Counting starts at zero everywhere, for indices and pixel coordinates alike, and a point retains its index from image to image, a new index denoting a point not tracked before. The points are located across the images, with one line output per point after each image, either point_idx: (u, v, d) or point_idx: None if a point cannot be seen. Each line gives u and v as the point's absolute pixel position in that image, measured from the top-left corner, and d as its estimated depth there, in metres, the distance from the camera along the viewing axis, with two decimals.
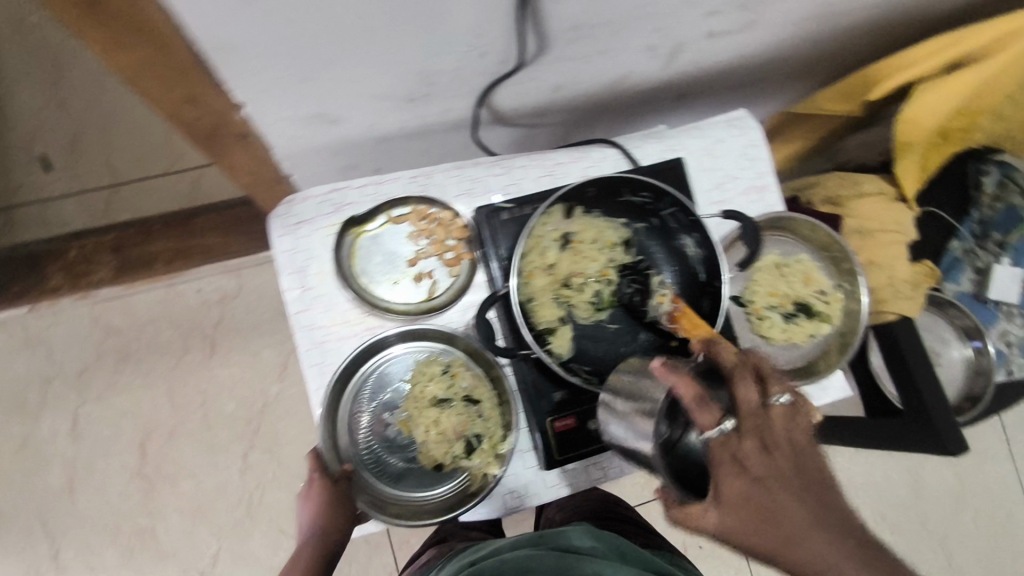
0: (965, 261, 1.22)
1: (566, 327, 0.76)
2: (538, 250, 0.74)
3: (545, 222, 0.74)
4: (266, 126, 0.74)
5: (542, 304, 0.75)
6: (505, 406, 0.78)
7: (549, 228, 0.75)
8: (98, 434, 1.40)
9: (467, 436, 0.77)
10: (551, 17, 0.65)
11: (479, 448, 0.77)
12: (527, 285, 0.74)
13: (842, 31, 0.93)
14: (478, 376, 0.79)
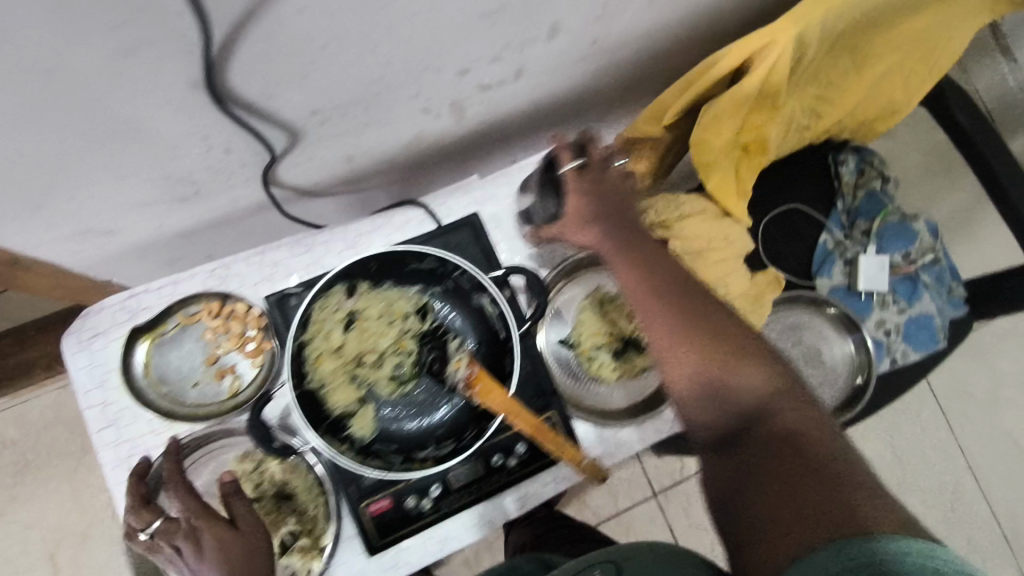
0: (836, 254, 1.21)
1: (368, 406, 0.75)
2: (324, 336, 0.73)
3: (324, 306, 0.72)
4: (33, 248, 0.74)
5: (337, 389, 0.73)
6: (320, 497, 0.75)
7: (333, 310, 0.73)
8: (6, 551, 1.37)
9: (281, 536, 0.75)
10: (277, 109, 0.65)
11: (296, 546, 0.75)
12: (315, 373, 0.72)
13: (636, 58, 0.93)
14: (291, 469, 0.76)
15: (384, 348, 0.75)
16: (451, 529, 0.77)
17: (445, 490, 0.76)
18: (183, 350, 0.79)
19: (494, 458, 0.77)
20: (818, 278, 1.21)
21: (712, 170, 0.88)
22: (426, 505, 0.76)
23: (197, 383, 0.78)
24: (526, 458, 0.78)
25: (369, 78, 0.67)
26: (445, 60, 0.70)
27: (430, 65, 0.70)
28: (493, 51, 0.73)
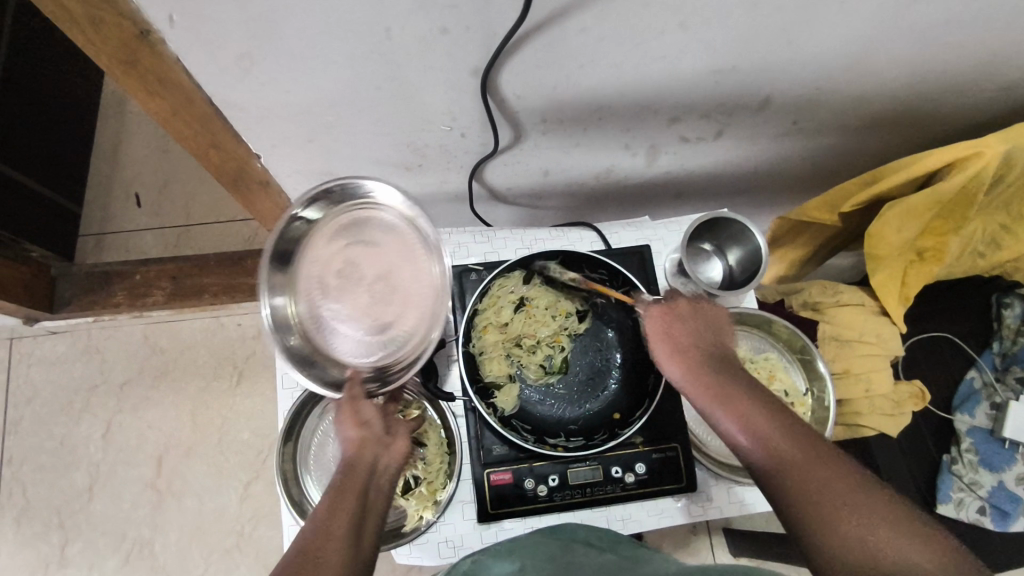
0: (982, 394, 1.17)
1: (515, 384, 0.82)
2: (498, 306, 0.82)
3: (504, 281, 0.83)
4: (284, 178, 0.88)
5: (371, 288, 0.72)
6: (451, 457, 0.83)
7: (509, 294, 0.83)
8: (126, 441, 1.51)
9: (405, 475, 0.81)
10: (518, 110, 0.75)
11: (417, 490, 0.82)
12: (479, 339, 0.81)
13: (828, 149, 0.98)
14: (429, 422, 0.85)
15: (540, 336, 0.83)
16: (552, 520, 0.83)
17: (559, 484, 0.81)
18: None
19: (614, 469, 0.82)
20: (957, 414, 1.16)
21: (882, 265, 0.90)
22: (541, 493, 0.81)
23: None
24: (644, 479, 0.82)
25: (597, 100, 0.75)
26: (670, 101, 0.78)
27: (649, 103, 0.78)
28: (705, 108, 0.80)
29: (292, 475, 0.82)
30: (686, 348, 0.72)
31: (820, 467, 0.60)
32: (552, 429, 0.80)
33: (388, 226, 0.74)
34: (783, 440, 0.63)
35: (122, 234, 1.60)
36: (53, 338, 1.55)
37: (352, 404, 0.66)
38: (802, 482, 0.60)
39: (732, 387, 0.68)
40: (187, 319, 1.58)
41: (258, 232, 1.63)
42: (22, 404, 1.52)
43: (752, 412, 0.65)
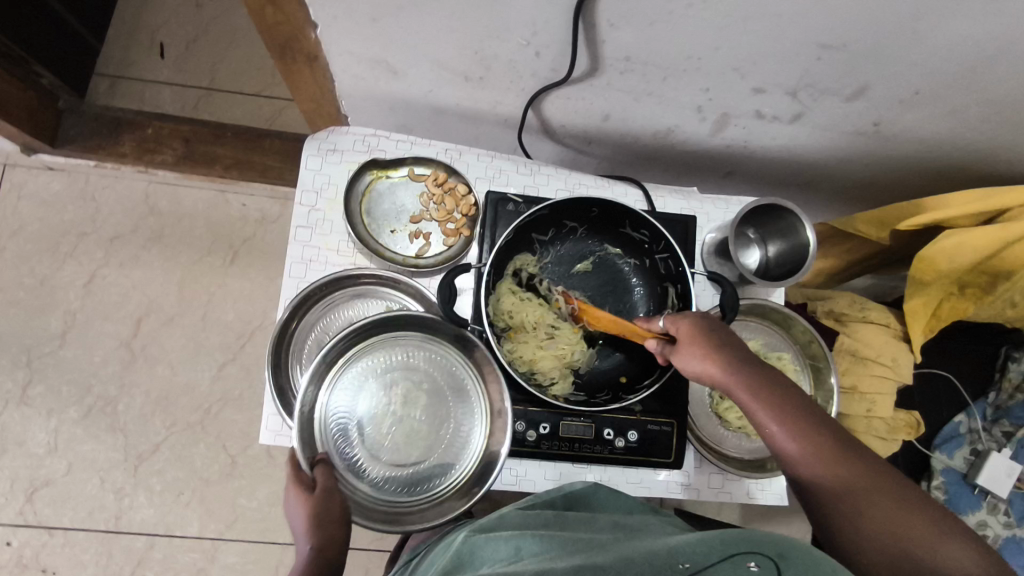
0: (965, 439, 1.18)
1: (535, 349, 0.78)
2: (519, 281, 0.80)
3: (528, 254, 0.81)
4: (335, 56, 0.81)
5: (393, 457, 0.76)
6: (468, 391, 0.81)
7: (540, 246, 0.81)
8: (107, 297, 1.47)
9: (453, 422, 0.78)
10: (604, 41, 0.70)
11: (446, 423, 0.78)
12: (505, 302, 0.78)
13: (896, 162, 0.94)
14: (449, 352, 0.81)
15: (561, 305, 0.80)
16: (532, 468, 0.82)
17: (549, 433, 0.80)
18: (396, 200, 0.86)
19: (606, 431, 0.80)
20: (936, 452, 1.17)
21: (921, 292, 0.88)
22: (529, 438, 0.79)
23: (394, 231, 0.86)
24: (633, 447, 0.81)
25: (690, 49, 0.70)
26: (761, 70, 0.73)
27: (740, 66, 0.73)
28: (794, 84, 0.76)
29: (283, 362, 0.81)
30: (723, 355, 0.67)
31: (866, 489, 0.62)
32: (568, 385, 0.79)
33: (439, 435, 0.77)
34: (838, 465, 0.63)
35: (139, 83, 1.52)
36: (49, 175, 1.48)
37: (324, 496, 0.66)
38: (841, 504, 0.62)
39: (791, 404, 0.66)
40: (190, 187, 1.52)
41: (282, 114, 1.55)
42: (6, 235, 1.46)
43: (812, 432, 0.64)
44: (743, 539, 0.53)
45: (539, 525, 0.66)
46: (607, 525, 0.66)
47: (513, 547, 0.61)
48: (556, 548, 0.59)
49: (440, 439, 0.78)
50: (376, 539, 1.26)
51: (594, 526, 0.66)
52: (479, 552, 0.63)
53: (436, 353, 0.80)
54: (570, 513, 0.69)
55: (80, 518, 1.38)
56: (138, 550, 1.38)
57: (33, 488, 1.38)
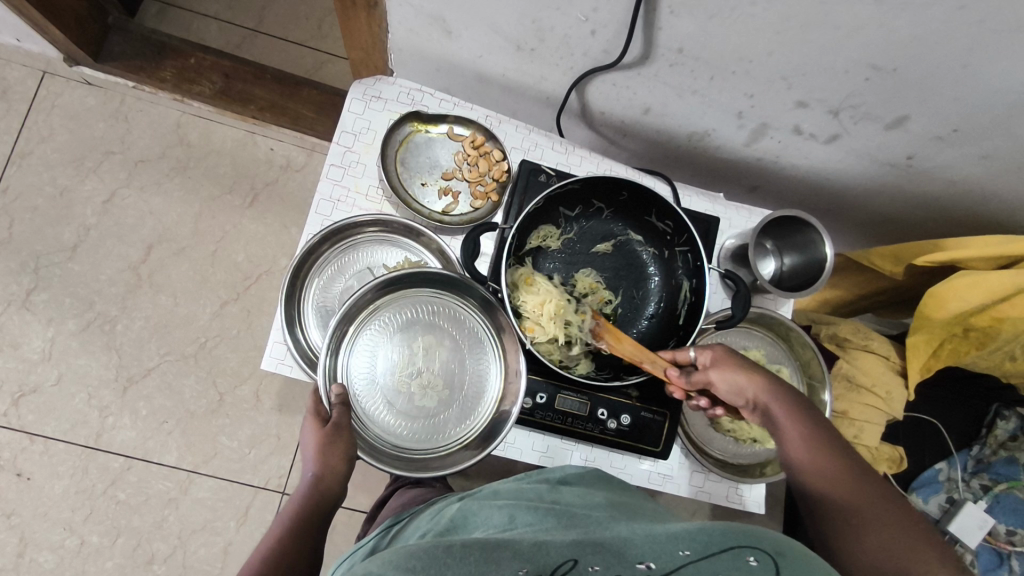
0: (943, 485, 1.19)
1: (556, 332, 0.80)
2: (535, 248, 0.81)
3: (549, 228, 0.81)
4: (395, 7, 0.83)
5: (409, 403, 0.80)
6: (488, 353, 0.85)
7: (566, 221, 0.82)
8: (124, 218, 1.48)
9: (463, 379, 0.82)
10: (662, 28, 0.71)
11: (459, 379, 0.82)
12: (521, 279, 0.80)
13: (920, 200, 0.95)
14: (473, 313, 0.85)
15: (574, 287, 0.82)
16: (521, 436, 0.83)
17: (544, 404, 0.81)
18: (432, 154, 0.88)
19: (601, 411, 0.81)
20: (913, 493, 1.19)
21: (924, 327, 0.88)
22: (525, 405, 0.81)
23: (425, 184, 0.87)
24: (624, 431, 0.82)
25: (743, 49, 0.71)
26: (809, 82, 0.74)
27: (788, 75, 0.74)
28: (837, 103, 0.77)
29: (296, 290, 0.82)
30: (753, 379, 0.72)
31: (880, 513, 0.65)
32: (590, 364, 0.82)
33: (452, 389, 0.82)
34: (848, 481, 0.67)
35: (188, 14, 1.53)
36: (86, 90, 1.49)
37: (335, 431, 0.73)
38: (855, 515, 0.65)
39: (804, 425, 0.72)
40: (221, 124, 1.53)
41: (323, 67, 1.56)
42: (34, 140, 1.47)
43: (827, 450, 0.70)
44: (744, 534, 0.53)
45: (533, 498, 0.68)
46: (601, 504, 0.67)
47: (508, 517, 0.64)
48: (549, 519, 0.61)
49: (455, 394, 0.82)
50: (350, 495, 1.27)
51: (588, 502, 0.67)
52: (475, 517, 0.66)
53: (459, 313, 0.84)
54: (565, 488, 0.70)
55: (62, 430, 1.38)
56: (113, 470, 1.39)
57: (20, 393, 1.38)
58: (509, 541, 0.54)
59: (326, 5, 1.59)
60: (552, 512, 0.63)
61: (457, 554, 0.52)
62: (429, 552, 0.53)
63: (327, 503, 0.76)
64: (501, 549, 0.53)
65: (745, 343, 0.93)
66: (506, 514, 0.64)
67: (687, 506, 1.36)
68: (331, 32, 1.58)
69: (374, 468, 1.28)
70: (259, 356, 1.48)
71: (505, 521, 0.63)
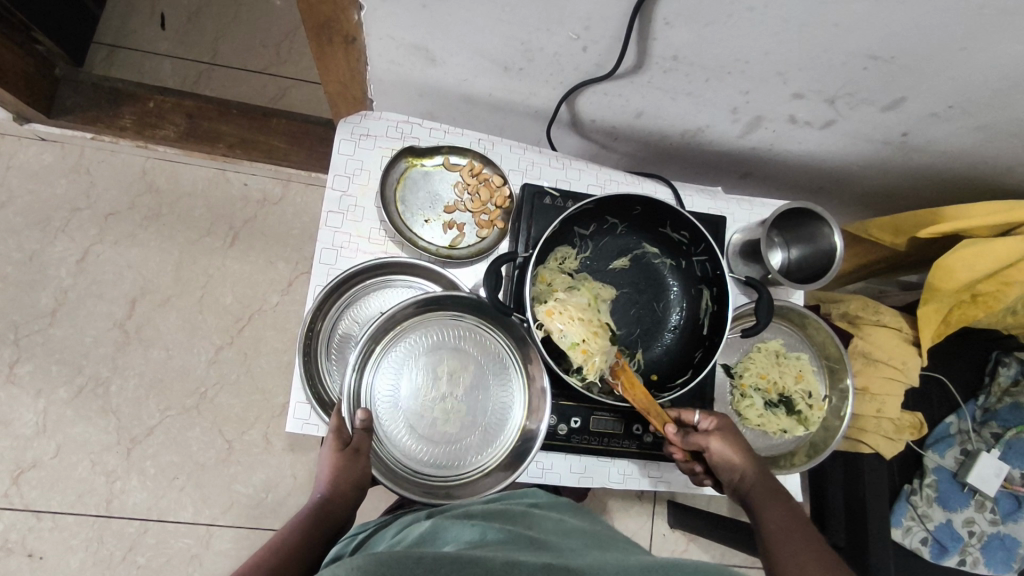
0: (955, 438, 1.22)
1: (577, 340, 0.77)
2: (556, 272, 0.80)
3: (566, 249, 0.80)
4: (375, 40, 0.80)
5: (432, 433, 0.79)
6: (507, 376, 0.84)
7: (582, 239, 0.81)
8: (101, 275, 1.42)
9: (483, 405, 0.81)
10: (657, 38, 0.70)
11: (479, 406, 0.81)
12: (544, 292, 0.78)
13: (913, 171, 0.96)
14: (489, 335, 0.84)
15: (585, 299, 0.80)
16: (557, 461, 0.82)
17: (578, 427, 0.80)
18: (431, 188, 0.85)
19: (635, 426, 0.81)
20: (928, 451, 1.21)
21: (934, 297, 0.90)
22: (560, 432, 0.80)
23: (428, 220, 0.85)
24: (659, 442, 0.83)
25: (739, 50, 0.70)
26: (805, 76, 0.74)
27: (785, 71, 0.73)
28: (833, 92, 0.77)
29: (312, 342, 0.79)
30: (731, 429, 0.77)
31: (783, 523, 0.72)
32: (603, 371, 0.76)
33: (473, 415, 0.81)
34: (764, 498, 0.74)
35: (139, 54, 1.47)
36: (41, 146, 1.42)
37: (361, 448, 0.72)
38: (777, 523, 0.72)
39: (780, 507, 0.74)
40: (190, 164, 1.48)
41: (287, 93, 1.51)
42: None
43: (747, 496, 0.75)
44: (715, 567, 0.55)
45: (504, 519, 0.68)
46: (571, 531, 0.67)
47: (477, 536, 0.63)
48: (519, 541, 0.62)
49: (476, 421, 0.81)
50: None
51: (561, 529, 0.67)
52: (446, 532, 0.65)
53: (480, 338, 0.83)
54: (536, 511, 0.72)
55: (69, 502, 1.34)
56: (129, 535, 1.35)
57: (19, 470, 1.33)
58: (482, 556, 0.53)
59: (282, 29, 1.54)
60: (523, 533, 0.63)
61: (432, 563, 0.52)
62: (404, 558, 0.52)
63: (333, 526, 0.72)
64: (474, 562, 0.52)
65: (763, 335, 0.93)
66: (478, 529, 0.64)
67: None
68: (291, 55, 1.53)
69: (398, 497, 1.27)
70: (263, 398, 1.44)
71: (476, 536, 0.63)
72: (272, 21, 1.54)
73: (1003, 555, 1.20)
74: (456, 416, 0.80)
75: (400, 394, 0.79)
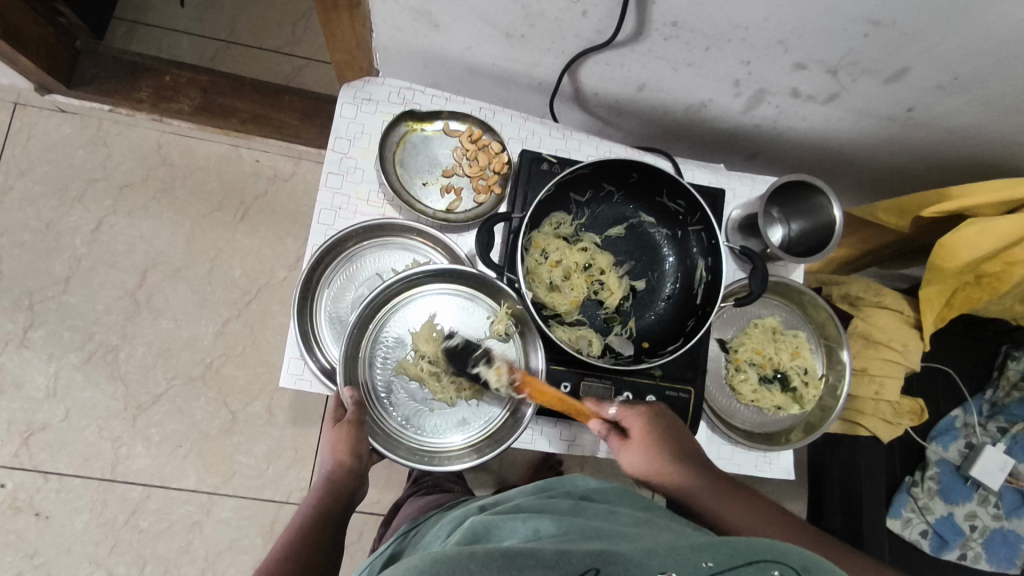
0: (961, 432, 1.20)
1: (562, 306, 0.79)
2: (551, 237, 0.80)
3: (563, 214, 0.81)
4: (378, 4, 0.80)
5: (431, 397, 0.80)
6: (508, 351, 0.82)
7: (577, 206, 0.81)
8: (114, 245, 1.45)
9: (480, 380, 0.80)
10: (656, 2, 0.70)
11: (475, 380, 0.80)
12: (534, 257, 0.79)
13: (920, 151, 0.95)
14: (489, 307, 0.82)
15: (581, 265, 0.81)
16: (547, 427, 0.82)
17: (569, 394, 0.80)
18: (431, 152, 0.86)
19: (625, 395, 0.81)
20: (931, 443, 1.19)
21: (937, 277, 0.89)
22: None
23: (426, 184, 0.86)
24: None
25: (740, 15, 0.70)
26: (805, 45, 0.74)
27: (786, 39, 0.73)
28: (835, 62, 0.76)
29: (309, 301, 0.81)
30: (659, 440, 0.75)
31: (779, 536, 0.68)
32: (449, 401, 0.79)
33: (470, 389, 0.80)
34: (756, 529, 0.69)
35: (157, 31, 1.50)
36: (61, 118, 1.46)
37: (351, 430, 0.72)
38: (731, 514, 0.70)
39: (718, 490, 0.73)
40: (203, 139, 1.50)
41: (301, 72, 1.53)
42: (13, 175, 1.44)
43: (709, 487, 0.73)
44: (771, 548, 0.50)
45: (554, 508, 0.64)
46: (624, 515, 0.64)
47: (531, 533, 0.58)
48: (553, 508, 0.64)
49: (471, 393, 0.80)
50: (374, 502, 1.26)
51: (617, 519, 0.63)
52: (496, 524, 0.62)
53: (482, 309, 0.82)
54: (590, 503, 0.66)
55: (76, 465, 1.37)
56: (132, 500, 1.37)
57: (29, 432, 1.36)
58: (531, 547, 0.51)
59: (298, 9, 1.56)
60: (578, 524, 0.59)
61: (480, 561, 0.49)
62: (450, 555, 0.50)
63: (348, 492, 0.74)
64: (523, 553, 0.50)
65: (760, 312, 0.92)
66: (531, 524, 0.60)
67: None
68: (306, 35, 1.55)
69: (395, 472, 1.28)
70: (268, 370, 1.46)
71: (530, 532, 0.59)
72: (289, 0, 1.56)
73: (1006, 551, 1.18)
74: (451, 390, 0.80)
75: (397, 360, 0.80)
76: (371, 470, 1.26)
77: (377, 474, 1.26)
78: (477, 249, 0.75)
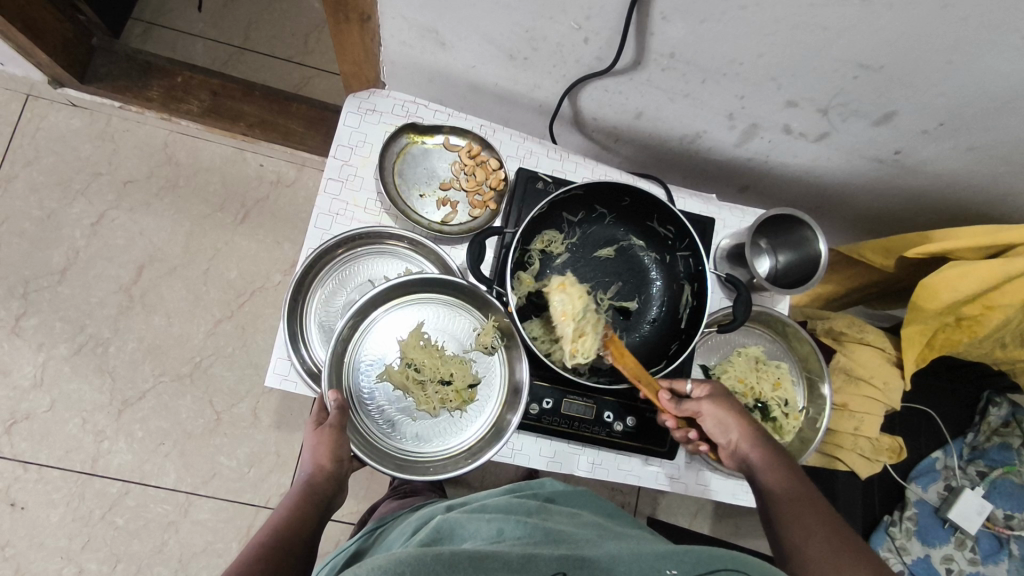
0: (940, 474, 1.20)
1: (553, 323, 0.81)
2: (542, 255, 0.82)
3: (554, 233, 0.82)
4: (388, 19, 0.83)
5: (414, 405, 0.81)
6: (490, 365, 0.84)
7: (569, 225, 0.83)
8: (113, 239, 1.46)
9: (463, 391, 0.81)
10: (654, 33, 0.73)
11: (459, 392, 0.81)
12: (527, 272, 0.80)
13: (907, 193, 0.98)
14: (477, 321, 0.84)
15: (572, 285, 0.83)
16: (528, 443, 0.83)
17: (551, 409, 0.81)
18: (430, 165, 0.88)
19: (607, 414, 0.82)
20: (911, 483, 1.19)
21: (918, 318, 0.90)
22: (531, 411, 0.81)
23: (423, 195, 0.88)
24: (630, 432, 0.83)
25: (734, 50, 0.73)
26: (796, 83, 0.76)
27: (777, 76, 0.75)
28: (824, 101, 0.79)
29: (299, 303, 0.82)
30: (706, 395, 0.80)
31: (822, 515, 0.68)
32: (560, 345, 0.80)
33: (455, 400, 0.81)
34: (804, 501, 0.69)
35: (173, 33, 1.53)
36: (72, 112, 1.48)
37: (332, 432, 0.73)
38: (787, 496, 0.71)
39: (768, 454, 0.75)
40: (209, 141, 1.52)
41: (310, 82, 1.56)
42: (20, 164, 1.45)
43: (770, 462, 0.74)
44: (731, 558, 0.53)
45: (523, 511, 0.66)
46: (586, 519, 0.65)
47: (496, 534, 0.60)
48: (521, 512, 0.65)
49: (455, 405, 0.81)
50: (351, 511, 1.25)
51: (579, 522, 0.64)
52: (463, 528, 0.63)
53: (469, 322, 0.84)
54: (551, 505, 0.68)
55: (56, 457, 1.36)
56: (110, 495, 1.36)
57: (12, 421, 1.35)
58: (497, 551, 0.52)
59: (312, 21, 1.60)
60: (541, 527, 0.60)
61: (448, 562, 0.50)
62: (421, 557, 0.51)
63: (324, 500, 0.74)
64: (489, 556, 0.51)
65: (744, 341, 0.94)
66: (495, 525, 0.62)
67: (688, 506, 1.37)
68: (318, 46, 1.59)
69: (375, 482, 1.27)
70: (256, 372, 1.47)
71: (493, 533, 0.61)
72: (304, 12, 1.60)
73: None
74: (434, 400, 0.80)
75: (383, 368, 0.81)
76: (351, 479, 1.26)
77: (358, 483, 1.26)
78: (468, 261, 0.76)
